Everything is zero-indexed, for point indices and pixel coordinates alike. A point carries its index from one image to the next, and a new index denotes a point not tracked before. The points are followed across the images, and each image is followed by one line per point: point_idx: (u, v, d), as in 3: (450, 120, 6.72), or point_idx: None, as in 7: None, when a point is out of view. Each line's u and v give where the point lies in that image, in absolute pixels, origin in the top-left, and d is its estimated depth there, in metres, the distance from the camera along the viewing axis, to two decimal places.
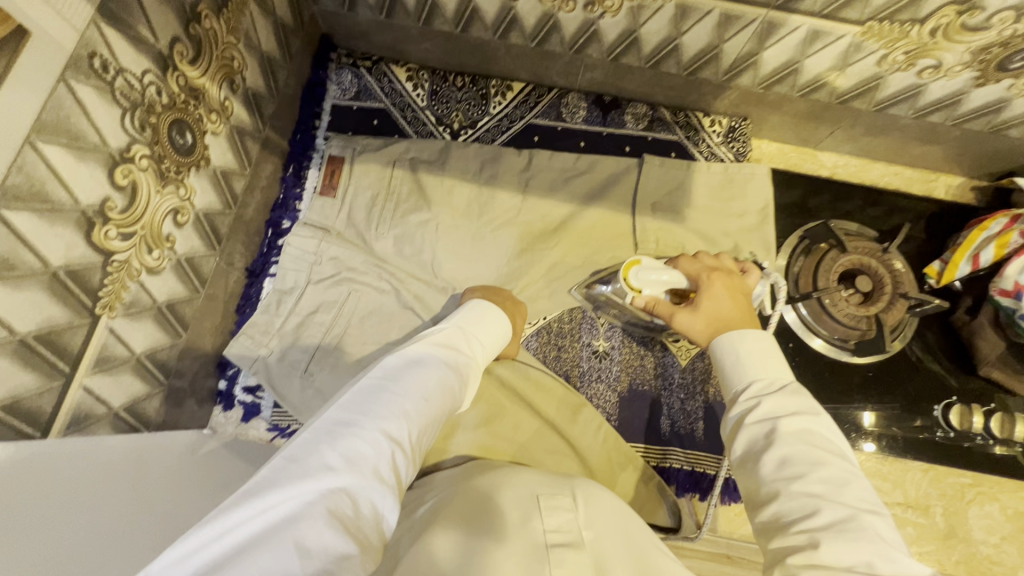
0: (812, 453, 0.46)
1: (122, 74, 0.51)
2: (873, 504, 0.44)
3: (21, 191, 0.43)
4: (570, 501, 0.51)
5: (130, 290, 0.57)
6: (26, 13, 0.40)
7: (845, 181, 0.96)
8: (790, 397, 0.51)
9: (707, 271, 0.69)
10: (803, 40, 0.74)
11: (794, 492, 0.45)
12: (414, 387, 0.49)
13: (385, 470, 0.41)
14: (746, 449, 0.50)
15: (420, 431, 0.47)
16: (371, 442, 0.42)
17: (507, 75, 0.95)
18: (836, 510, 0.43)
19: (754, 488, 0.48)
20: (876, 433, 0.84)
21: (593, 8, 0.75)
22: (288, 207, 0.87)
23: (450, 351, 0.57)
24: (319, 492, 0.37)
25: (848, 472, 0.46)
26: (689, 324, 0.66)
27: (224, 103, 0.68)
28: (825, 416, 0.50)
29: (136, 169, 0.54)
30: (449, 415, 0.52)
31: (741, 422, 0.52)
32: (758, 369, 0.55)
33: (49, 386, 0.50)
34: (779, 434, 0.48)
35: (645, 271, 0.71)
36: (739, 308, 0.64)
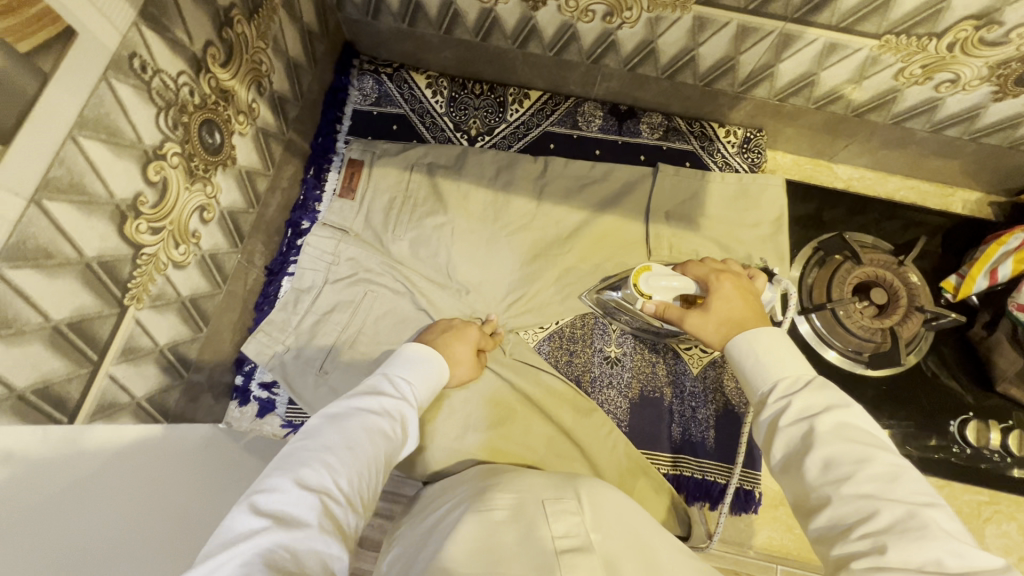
0: (855, 450, 0.45)
1: (159, 75, 0.53)
2: (931, 495, 0.43)
3: (61, 183, 0.45)
4: (576, 505, 0.50)
5: (157, 283, 0.59)
6: (74, 15, 0.42)
7: (860, 194, 0.96)
8: (820, 393, 0.50)
9: (717, 272, 0.71)
10: (820, 53, 0.75)
11: (846, 494, 0.43)
12: (336, 441, 0.52)
13: (315, 522, 0.44)
14: (786, 454, 0.49)
15: (349, 480, 0.49)
16: (295, 501, 0.45)
17: (524, 83, 0.97)
18: (894, 508, 0.41)
19: (804, 496, 0.46)
20: None
21: (612, 19, 0.77)
22: (308, 207, 0.89)
23: (376, 397, 0.59)
24: (248, 558, 0.39)
25: (897, 465, 0.44)
26: (702, 327, 0.67)
27: (251, 105, 0.70)
28: (857, 408, 0.49)
29: (167, 165, 0.56)
30: (387, 458, 0.55)
31: (775, 426, 0.50)
32: (780, 367, 0.55)
33: (78, 372, 0.51)
34: (818, 434, 0.47)
35: (655, 277, 0.74)
36: (749, 306, 0.66)
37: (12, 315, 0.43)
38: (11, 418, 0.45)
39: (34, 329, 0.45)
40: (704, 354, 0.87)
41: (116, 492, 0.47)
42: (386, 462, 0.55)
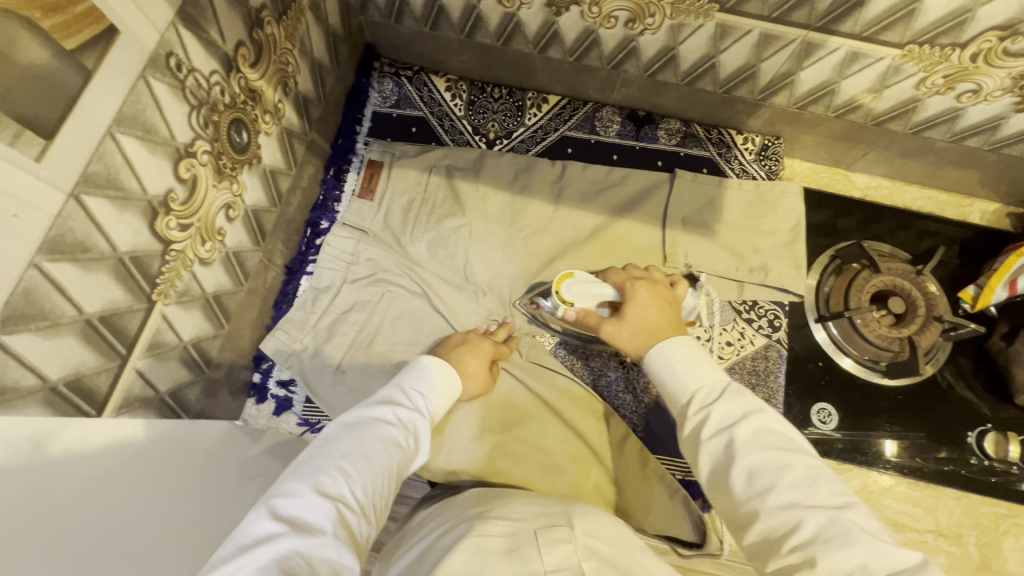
0: (775, 459, 0.48)
1: (193, 74, 0.54)
2: (844, 495, 0.46)
3: (99, 178, 0.45)
4: (567, 532, 0.52)
5: (183, 279, 0.60)
6: (117, 14, 0.43)
7: (877, 203, 0.96)
8: (736, 400, 0.53)
9: (633, 280, 0.74)
10: (842, 61, 0.75)
11: (773, 505, 0.46)
12: (350, 451, 0.52)
13: (330, 529, 0.44)
14: (713, 466, 0.51)
15: (363, 489, 0.50)
16: (311, 508, 0.45)
17: (543, 88, 0.97)
18: (816, 515, 0.44)
19: (733, 509, 0.49)
20: (900, 462, 0.82)
21: (634, 25, 0.77)
22: (327, 207, 0.90)
23: (390, 406, 0.59)
24: (266, 562, 0.39)
25: (812, 468, 0.48)
26: (617, 334, 0.70)
27: (277, 105, 0.71)
28: (769, 413, 0.53)
29: (197, 163, 0.57)
30: (400, 469, 0.55)
31: (698, 438, 0.53)
32: (695, 376, 0.57)
33: (107, 366, 0.52)
34: (739, 446, 0.50)
35: (578, 284, 0.76)
36: (662, 313, 0.69)
37: (48, 307, 0.44)
38: (42, 408, 0.45)
39: (68, 321, 0.46)
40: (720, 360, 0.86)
41: (134, 480, 0.47)
42: (399, 473, 0.55)
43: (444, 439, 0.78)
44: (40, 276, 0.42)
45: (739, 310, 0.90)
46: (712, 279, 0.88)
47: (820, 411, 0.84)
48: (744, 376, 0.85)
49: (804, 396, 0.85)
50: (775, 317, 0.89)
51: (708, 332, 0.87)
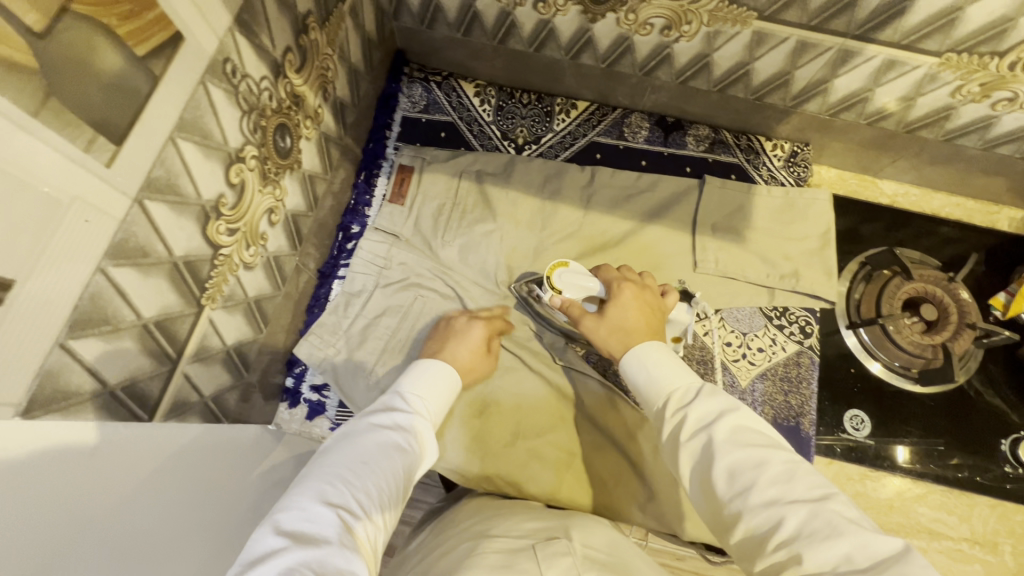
0: (753, 455, 0.47)
1: (246, 80, 0.54)
2: (824, 485, 0.45)
3: (160, 183, 0.45)
4: (566, 544, 0.54)
5: (229, 283, 0.60)
6: (183, 21, 0.43)
7: (905, 210, 0.96)
8: (712, 399, 0.53)
9: (621, 280, 0.76)
10: (878, 70, 0.75)
11: (755, 504, 0.44)
12: (351, 460, 0.51)
13: (338, 536, 0.42)
14: (694, 469, 0.50)
15: (368, 495, 0.48)
16: (315, 517, 0.43)
17: (572, 94, 0.98)
18: (798, 510, 0.43)
19: (717, 512, 0.47)
20: (912, 468, 0.82)
21: (669, 32, 0.78)
22: (358, 211, 0.90)
23: (388, 413, 0.58)
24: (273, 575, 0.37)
25: (790, 462, 0.47)
26: (594, 330, 0.71)
27: (318, 110, 0.71)
28: (744, 410, 0.52)
29: (246, 168, 0.57)
30: (405, 474, 0.53)
31: (677, 441, 0.52)
32: (669, 379, 0.58)
33: (159, 370, 0.52)
34: (718, 445, 0.49)
35: (570, 274, 0.79)
36: (641, 315, 0.70)
37: (111, 312, 0.44)
38: (100, 412, 0.45)
39: (127, 326, 0.46)
40: (753, 367, 0.85)
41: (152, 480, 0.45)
42: (406, 479, 0.53)
43: (472, 442, 0.78)
44: (105, 281, 0.42)
45: (769, 316, 0.90)
46: (743, 285, 0.88)
47: (852, 418, 0.84)
48: (776, 383, 0.85)
49: (836, 403, 0.85)
50: (807, 324, 0.88)
51: (740, 338, 0.88)
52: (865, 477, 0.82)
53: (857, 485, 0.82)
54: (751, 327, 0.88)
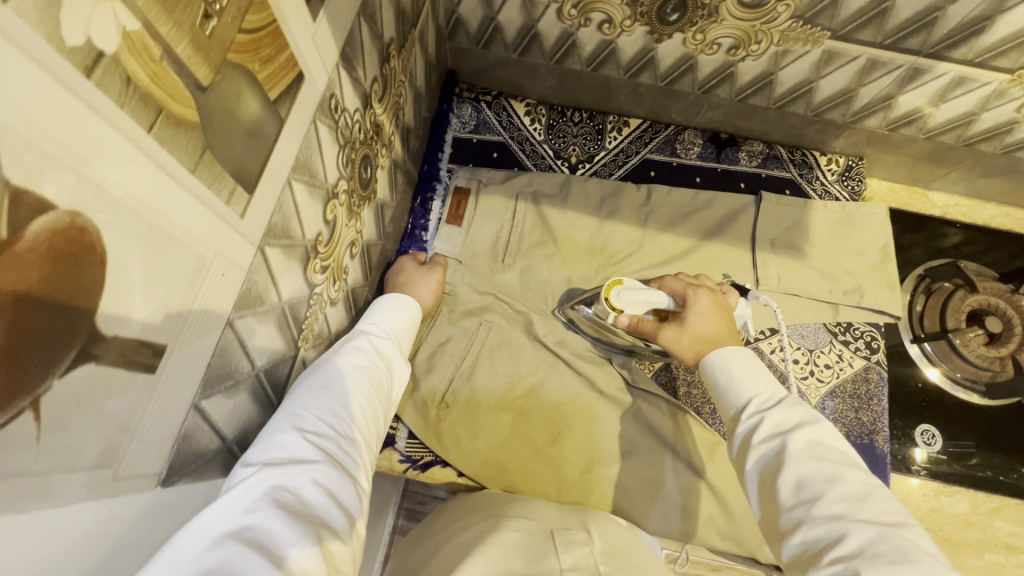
0: (826, 470, 0.45)
1: (344, 114, 0.52)
2: (901, 515, 0.42)
3: (277, 228, 0.43)
4: (584, 537, 0.58)
5: (319, 321, 0.58)
6: (305, 61, 0.42)
7: (958, 221, 0.97)
8: (793, 410, 0.52)
9: (694, 286, 0.72)
10: (946, 86, 0.76)
11: (818, 516, 0.43)
12: (311, 384, 0.50)
13: (315, 454, 0.43)
14: (759, 472, 0.50)
15: (344, 414, 0.48)
16: (288, 443, 0.43)
17: (624, 111, 0.97)
18: (863, 530, 0.40)
19: (776, 522, 0.46)
20: (929, 468, 0.83)
21: (736, 52, 0.77)
22: (415, 236, 0.91)
23: (347, 340, 0.57)
24: (253, 501, 0.37)
25: (866, 484, 0.44)
26: (676, 341, 0.68)
27: (390, 137, 0.69)
28: (828, 427, 0.50)
29: (338, 204, 0.56)
30: (375, 391, 0.54)
31: (748, 442, 0.52)
32: (755, 384, 0.57)
33: (263, 419, 0.50)
34: (790, 453, 0.48)
35: (625, 291, 0.73)
36: (724, 323, 0.68)
37: (233, 365, 0.42)
38: (217, 469, 0.43)
39: (243, 378, 0.44)
40: (822, 383, 0.85)
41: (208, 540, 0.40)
42: (376, 397, 0.53)
43: (550, 471, 0.76)
44: (232, 335, 0.40)
45: (833, 332, 0.89)
46: (807, 301, 0.87)
47: (923, 433, 0.85)
48: (846, 401, 0.84)
49: (905, 419, 0.85)
50: (873, 339, 0.88)
51: (806, 354, 0.87)
52: (939, 493, 0.83)
53: (931, 501, 0.83)
54: (817, 344, 0.88)
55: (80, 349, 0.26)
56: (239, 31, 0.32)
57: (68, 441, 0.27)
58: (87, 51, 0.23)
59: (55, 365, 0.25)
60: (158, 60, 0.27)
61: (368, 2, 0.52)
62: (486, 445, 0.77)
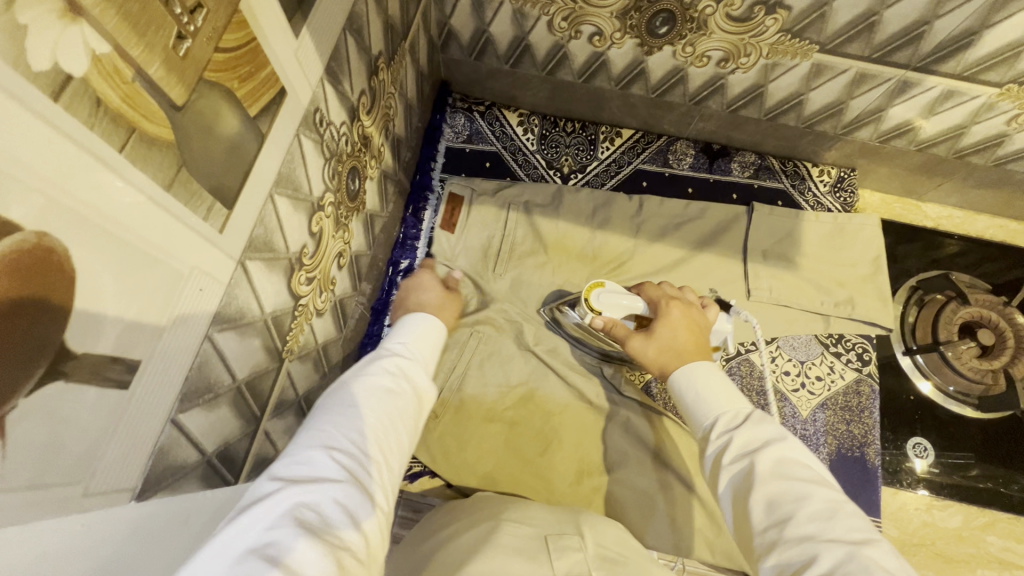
0: (794, 489, 0.45)
1: (330, 128, 0.53)
2: (866, 531, 0.42)
3: (259, 242, 0.44)
4: (578, 541, 0.57)
5: (304, 332, 0.58)
6: (288, 76, 0.42)
7: (950, 233, 0.96)
8: (760, 428, 0.52)
9: (667, 297, 0.72)
10: (935, 99, 0.76)
11: (790, 538, 0.43)
12: (340, 405, 0.49)
13: (338, 474, 0.42)
14: (732, 494, 0.49)
15: (369, 433, 0.47)
16: (314, 460, 0.42)
17: (616, 122, 0.97)
18: (833, 550, 0.40)
19: (751, 544, 0.46)
20: (929, 479, 0.83)
21: (726, 65, 0.78)
22: (407, 245, 0.91)
23: (376, 359, 0.56)
24: (276, 516, 0.36)
25: (833, 500, 0.44)
26: (643, 350, 0.67)
27: (379, 149, 0.70)
28: (794, 442, 0.50)
29: (324, 216, 0.56)
30: (404, 410, 0.52)
31: (718, 463, 0.51)
32: (720, 402, 0.56)
33: (245, 431, 0.50)
34: (757, 473, 0.47)
35: (607, 293, 0.75)
36: (692, 337, 0.67)
37: (212, 379, 0.42)
38: (198, 482, 0.43)
39: (224, 391, 0.44)
40: (813, 396, 0.85)
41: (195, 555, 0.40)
42: (403, 419, 0.52)
43: (539, 482, 0.76)
44: (211, 348, 0.40)
45: (825, 344, 0.89)
46: (797, 312, 0.87)
47: (916, 446, 0.84)
48: (838, 413, 0.84)
49: (898, 432, 0.85)
50: (865, 351, 0.88)
51: (798, 367, 0.87)
52: (931, 507, 0.83)
53: (923, 515, 0.83)
54: (808, 356, 0.88)
55: (48, 367, 0.26)
56: (216, 51, 0.33)
57: (34, 460, 0.27)
58: (53, 75, 0.23)
59: (21, 383, 0.25)
60: (131, 82, 0.27)
61: (354, 16, 0.52)
62: (474, 456, 0.77)
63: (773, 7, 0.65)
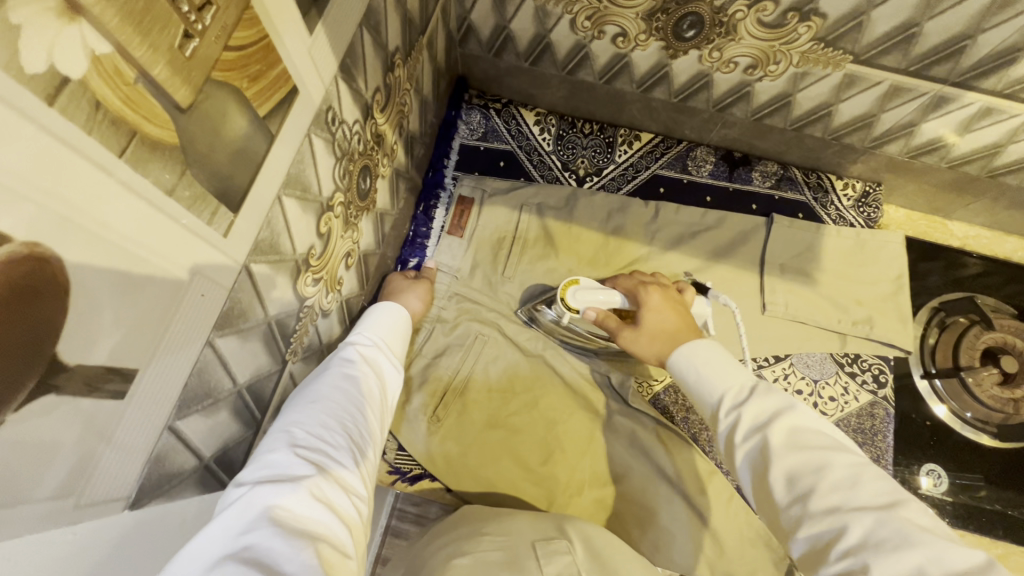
0: (813, 459, 0.43)
1: (343, 126, 0.51)
2: (891, 492, 0.40)
3: (264, 245, 0.42)
4: (566, 544, 0.57)
5: (309, 333, 0.57)
6: (300, 75, 0.41)
7: (977, 254, 0.93)
8: (767, 398, 0.49)
9: (642, 284, 0.71)
10: (972, 116, 0.73)
11: (815, 511, 0.40)
12: (300, 401, 0.49)
13: (306, 468, 0.41)
14: (750, 472, 0.47)
15: (336, 424, 0.47)
16: (279, 460, 0.42)
17: (636, 125, 0.95)
18: (863, 518, 0.38)
19: (777, 520, 0.44)
20: (932, 495, 0.81)
21: (753, 71, 0.75)
22: (416, 244, 0.90)
23: (335, 355, 0.56)
24: (250, 520, 0.36)
25: (853, 465, 0.42)
26: (635, 341, 0.66)
27: (392, 146, 0.68)
28: (804, 409, 0.48)
29: (333, 217, 0.55)
30: (368, 398, 0.53)
31: (732, 442, 0.49)
32: (722, 378, 0.54)
33: (244, 435, 0.49)
34: (774, 448, 0.45)
35: (583, 291, 0.74)
36: (680, 317, 0.66)
37: (213, 384, 0.41)
38: (193, 487, 0.43)
39: (225, 396, 0.43)
40: (824, 416, 0.83)
41: None
42: (369, 404, 0.52)
43: (539, 490, 0.75)
44: (212, 354, 0.39)
45: (840, 362, 0.86)
46: (813, 330, 0.85)
47: (930, 472, 0.82)
48: (848, 435, 0.82)
49: (911, 456, 0.82)
50: (881, 372, 0.85)
51: (811, 385, 0.85)
52: (943, 536, 0.80)
53: None
54: (823, 374, 0.85)
55: (39, 380, 0.25)
56: (224, 50, 0.31)
57: (23, 472, 0.26)
58: (50, 77, 0.22)
59: (11, 398, 0.24)
60: (133, 83, 0.26)
61: (371, 12, 0.50)
62: (476, 461, 0.76)
63: (807, 14, 0.62)
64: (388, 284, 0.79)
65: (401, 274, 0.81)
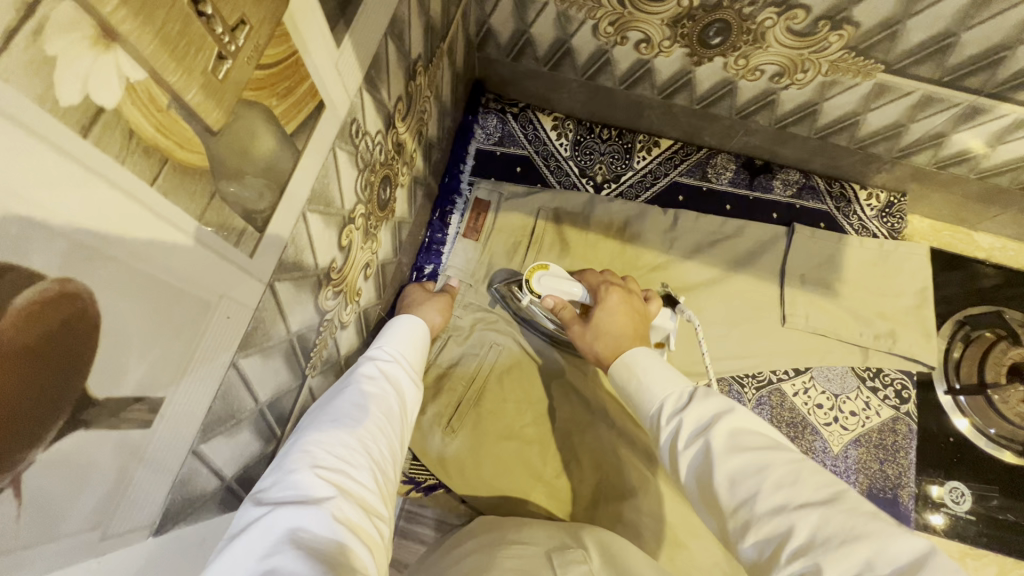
0: (754, 459, 0.41)
1: (365, 138, 0.50)
2: (833, 483, 0.39)
3: (289, 262, 0.41)
4: (582, 554, 0.55)
5: (328, 346, 0.56)
6: (327, 90, 0.40)
7: (1004, 266, 0.91)
8: (705, 402, 0.47)
9: (606, 284, 0.70)
10: (1005, 128, 0.71)
11: (760, 513, 0.38)
12: (322, 419, 0.48)
13: (328, 490, 0.41)
14: (694, 480, 0.44)
15: (358, 444, 0.46)
16: (300, 481, 0.41)
17: (655, 131, 0.93)
18: (808, 517, 0.37)
19: (723, 528, 0.41)
20: (948, 508, 0.80)
21: (779, 79, 0.73)
22: (431, 250, 0.89)
23: (355, 371, 0.55)
24: (271, 544, 0.35)
25: (793, 462, 0.40)
26: (581, 338, 0.66)
27: (411, 154, 0.67)
28: (743, 409, 0.46)
29: (354, 229, 0.54)
30: (388, 417, 0.52)
31: (674, 450, 0.46)
32: (666, 385, 0.51)
33: (265, 452, 0.48)
34: (715, 451, 0.42)
35: (551, 277, 0.71)
36: (630, 323, 0.64)
37: (236, 405, 0.40)
38: (215, 507, 0.42)
39: (247, 415, 0.42)
40: (846, 432, 0.82)
41: None
42: (387, 422, 0.51)
43: (554, 501, 0.74)
44: (236, 375, 0.39)
45: (861, 376, 0.85)
46: (834, 342, 0.83)
47: (952, 490, 0.80)
48: (870, 452, 0.81)
49: (932, 473, 0.81)
50: (903, 388, 0.84)
51: (831, 400, 0.84)
52: (966, 554, 0.78)
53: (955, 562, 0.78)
54: (843, 389, 0.84)
55: (69, 417, 0.24)
56: (256, 69, 0.30)
57: (49, 509, 0.25)
58: (85, 108, 0.21)
59: (41, 437, 0.23)
60: (166, 109, 0.25)
61: (396, 21, 0.49)
62: (490, 473, 0.75)
63: (839, 22, 0.61)
64: (407, 295, 0.78)
65: (422, 286, 0.80)
